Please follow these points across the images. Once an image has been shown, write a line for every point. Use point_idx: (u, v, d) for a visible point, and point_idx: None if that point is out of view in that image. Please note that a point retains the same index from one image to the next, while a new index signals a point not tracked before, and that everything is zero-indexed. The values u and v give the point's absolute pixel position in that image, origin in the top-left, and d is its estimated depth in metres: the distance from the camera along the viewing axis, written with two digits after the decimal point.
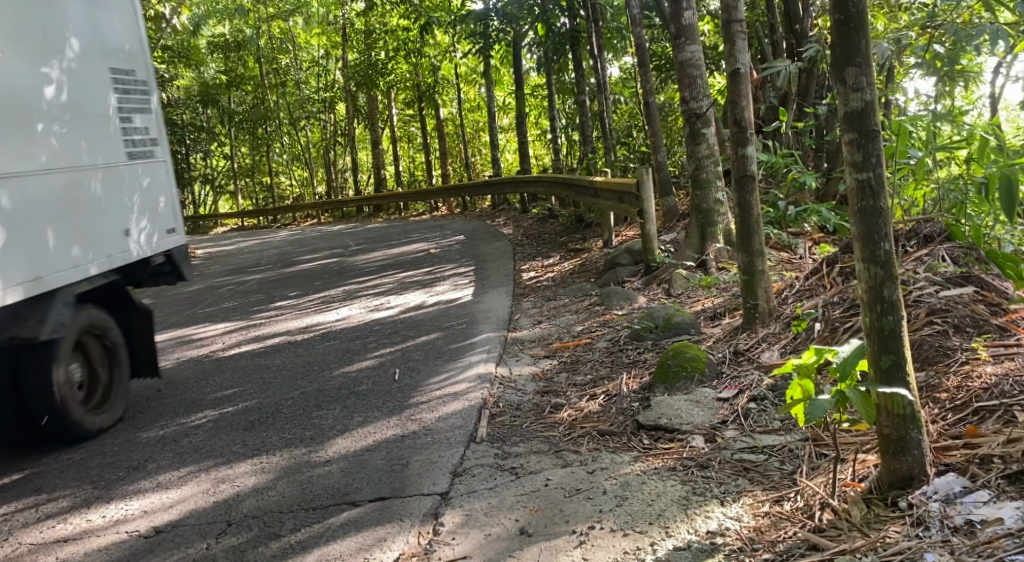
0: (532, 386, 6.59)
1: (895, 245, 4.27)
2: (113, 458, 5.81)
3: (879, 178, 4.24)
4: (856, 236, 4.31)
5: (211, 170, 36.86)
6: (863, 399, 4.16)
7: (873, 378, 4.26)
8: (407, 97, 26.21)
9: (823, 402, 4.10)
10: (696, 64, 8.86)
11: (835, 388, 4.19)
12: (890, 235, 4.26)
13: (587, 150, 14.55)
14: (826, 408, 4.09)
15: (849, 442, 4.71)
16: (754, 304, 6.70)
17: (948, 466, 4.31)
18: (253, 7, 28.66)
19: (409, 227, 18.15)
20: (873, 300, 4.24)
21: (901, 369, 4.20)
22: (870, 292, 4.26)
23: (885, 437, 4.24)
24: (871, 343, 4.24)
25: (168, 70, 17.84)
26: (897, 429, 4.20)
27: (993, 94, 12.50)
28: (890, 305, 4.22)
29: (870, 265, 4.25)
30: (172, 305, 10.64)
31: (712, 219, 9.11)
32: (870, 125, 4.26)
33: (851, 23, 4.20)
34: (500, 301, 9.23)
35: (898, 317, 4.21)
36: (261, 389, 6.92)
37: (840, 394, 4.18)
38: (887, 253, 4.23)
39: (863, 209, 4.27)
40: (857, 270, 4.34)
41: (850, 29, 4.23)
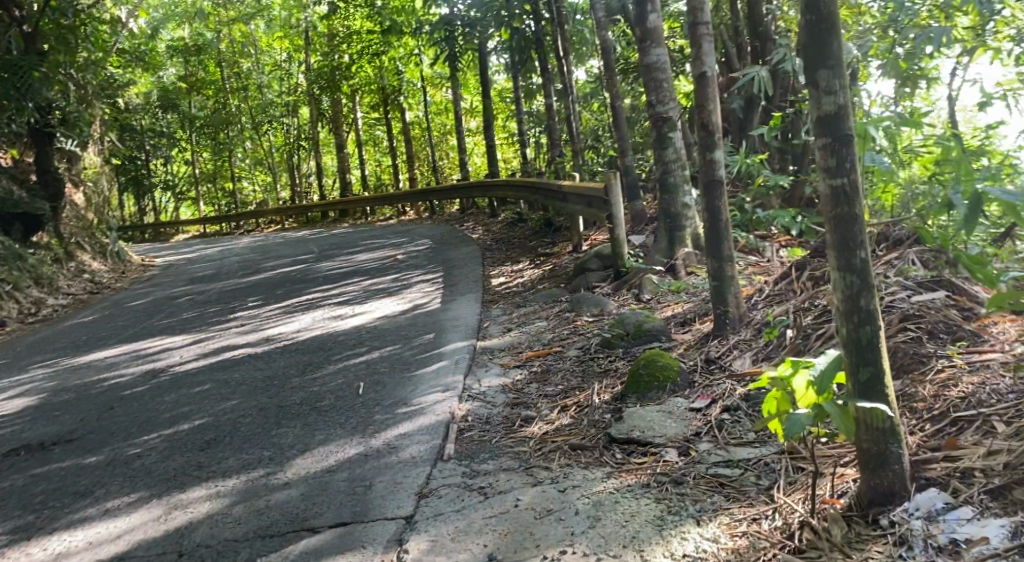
0: (501, 399, 6.47)
1: (871, 253, 4.18)
2: (59, 483, 5.62)
3: (854, 183, 4.14)
4: (830, 244, 4.20)
5: (172, 175, 36.43)
6: (842, 413, 4.01)
7: (851, 391, 4.14)
8: (372, 101, 25.95)
9: (801, 419, 3.97)
10: (662, 68, 8.80)
11: (813, 402, 4.07)
12: (866, 243, 4.16)
13: (555, 153, 14.44)
14: (805, 424, 3.97)
15: (828, 455, 4.61)
16: (724, 310, 6.58)
17: (927, 479, 4.21)
18: (213, 11, 28.27)
19: (375, 232, 17.96)
20: (849, 311, 4.13)
21: (879, 381, 4.10)
22: (846, 302, 4.15)
23: (864, 452, 4.14)
24: (849, 354, 4.13)
25: (125, 74, 17.52)
26: (876, 444, 4.11)
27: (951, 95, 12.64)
28: (867, 315, 4.11)
29: (846, 274, 4.14)
30: (128, 318, 10.35)
31: (680, 223, 9.02)
32: (844, 130, 4.16)
33: (823, 24, 4.10)
34: (467, 308, 9.10)
35: (875, 327, 4.11)
36: (220, 406, 6.81)
37: (818, 408, 4.05)
38: (863, 261, 4.13)
39: (839, 216, 4.16)
40: (832, 280, 4.23)
41: (822, 30, 4.12)
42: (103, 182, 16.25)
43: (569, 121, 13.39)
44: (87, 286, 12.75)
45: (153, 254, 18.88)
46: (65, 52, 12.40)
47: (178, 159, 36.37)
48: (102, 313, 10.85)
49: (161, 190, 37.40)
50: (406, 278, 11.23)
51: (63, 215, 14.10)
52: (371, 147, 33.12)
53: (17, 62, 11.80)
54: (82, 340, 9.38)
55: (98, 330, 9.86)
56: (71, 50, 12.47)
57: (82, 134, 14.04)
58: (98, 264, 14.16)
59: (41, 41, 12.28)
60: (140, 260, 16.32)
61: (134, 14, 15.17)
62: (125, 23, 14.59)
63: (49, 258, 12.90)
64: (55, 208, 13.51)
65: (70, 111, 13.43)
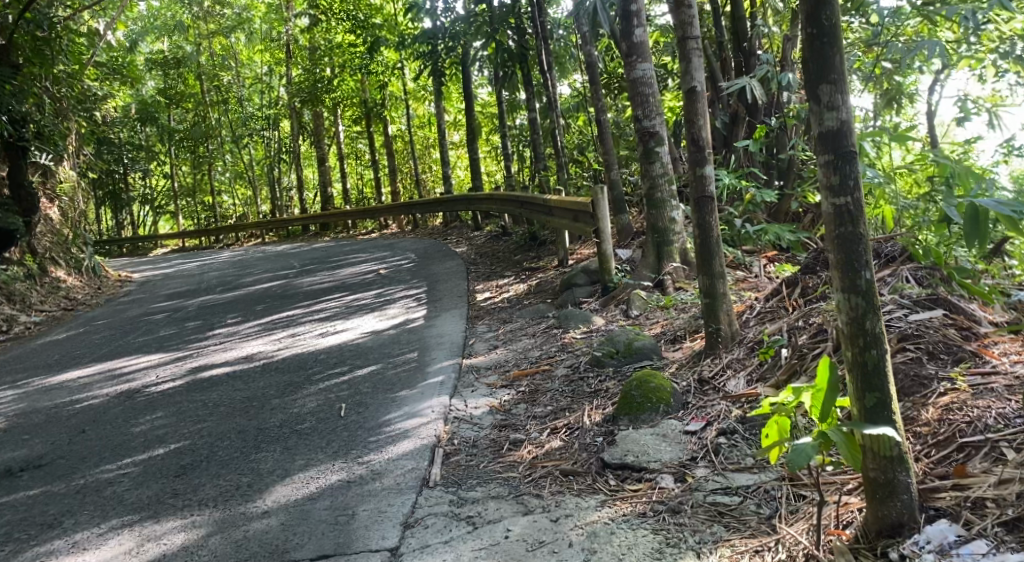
0: (488, 421, 6.32)
1: (875, 274, 4.13)
2: (27, 514, 5.66)
3: (858, 202, 4.10)
4: (834, 264, 4.14)
5: (150, 188, 36.05)
6: (848, 441, 3.98)
7: (857, 417, 4.10)
8: (353, 115, 25.74)
9: (807, 449, 3.90)
10: (648, 82, 8.70)
11: (818, 429, 4.01)
12: (870, 263, 4.12)
13: (539, 167, 14.32)
14: (812, 455, 3.89)
15: (831, 481, 4.54)
16: (716, 328, 6.46)
17: (937, 509, 4.16)
18: (193, 24, 28.00)
19: (358, 246, 17.77)
20: (854, 333, 4.09)
21: (886, 407, 4.06)
22: (852, 325, 4.10)
23: (871, 481, 4.09)
24: (856, 380, 4.09)
25: (102, 87, 17.18)
26: (884, 473, 4.06)
27: (930, 107, 12.68)
28: (873, 338, 4.07)
29: (851, 296, 4.09)
30: (104, 335, 10.17)
31: (668, 238, 8.88)
32: (846, 147, 4.10)
33: (825, 37, 4.05)
34: (453, 324, 8.92)
35: (881, 351, 4.07)
36: (197, 429, 6.62)
37: (823, 436, 4.00)
38: (868, 282, 4.08)
39: (842, 235, 4.11)
40: (836, 301, 4.18)
41: (824, 43, 4.08)
42: (79, 197, 15.83)
43: (554, 135, 13.22)
44: (62, 303, 12.55)
45: (131, 269, 18.65)
46: (40, 65, 12.23)
47: (157, 172, 35.96)
48: (76, 330, 10.61)
49: (139, 203, 36.97)
50: (389, 292, 11.07)
51: (37, 231, 13.70)
52: (353, 160, 32.94)
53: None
54: (55, 359, 9.18)
55: (72, 348, 9.64)
56: (47, 63, 12.30)
57: (56, 148, 13.77)
58: (73, 280, 13.93)
59: (15, 54, 12.06)
60: (118, 275, 16.08)
61: (112, 26, 14.73)
62: (103, 35, 14.28)
63: (22, 274, 12.60)
64: (29, 224, 13.17)
65: (45, 125, 13.33)
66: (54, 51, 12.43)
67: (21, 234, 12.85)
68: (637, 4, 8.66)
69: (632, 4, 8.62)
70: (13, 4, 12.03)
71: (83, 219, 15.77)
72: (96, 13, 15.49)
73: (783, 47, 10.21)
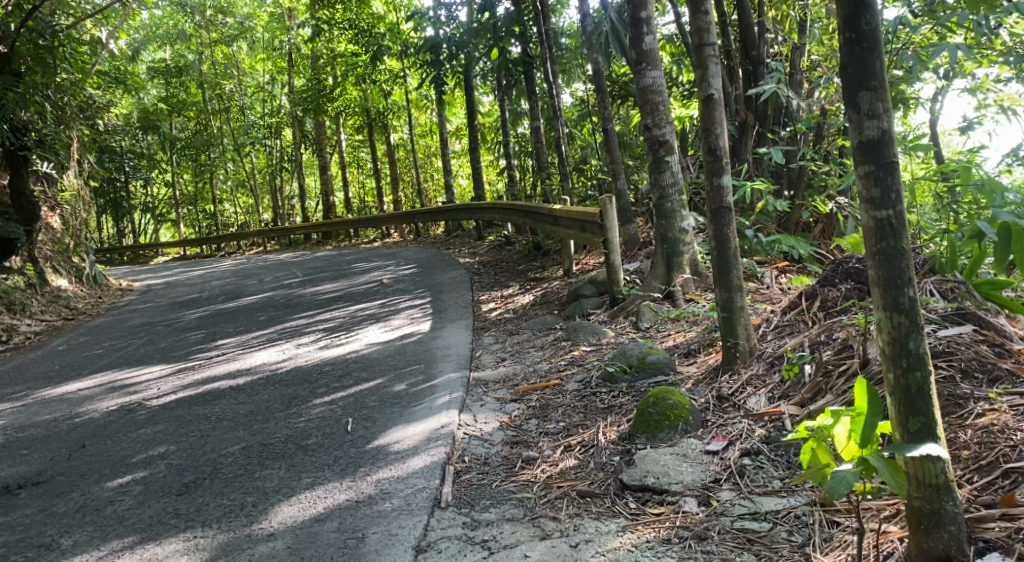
0: (499, 437, 6.16)
1: (918, 292, 4.31)
2: (25, 534, 5.53)
3: (900, 215, 4.28)
4: (877, 281, 4.33)
5: (152, 197, 35.85)
6: (891, 466, 4.15)
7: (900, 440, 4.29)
8: (357, 124, 25.58)
9: (848, 478, 4.07)
10: (658, 90, 8.56)
11: (859, 456, 4.18)
12: (912, 280, 4.30)
13: (543, 176, 14.12)
14: (852, 483, 4.07)
15: (867, 507, 4.63)
16: (733, 343, 6.28)
17: (987, 541, 4.24)
18: (195, 33, 27.88)
19: (361, 255, 17.55)
20: (898, 355, 4.28)
21: (930, 430, 4.24)
22: (895, 345, 4.29)
23: (917, 511, 4.21)
24: (900, 402, 4.28)
25: (104, 95, 16.99)
26: (930, 502, 4.18)
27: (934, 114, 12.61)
28: (916, 360, 4.25)
29: (893, 314, 4.29)
30: (104, 345, 9.97)
31: (678, 249, 8.65)
32: (887, 158, 4.30)
33: (864, 42, 4.25)
34: (459, 335, 8.72)
35: (925, 372, 4.25)
36: (200, 444, 6.47)
37: (865, 462, 4.16)
38: (911, 300, 4.27)
39: (884, 251, 4.30)
40: (878, 320, 4.37)
41: (863, 49, 4.27)
42: (80, 205, 15.68)
43: (558, 144, 13.03)
44: (63, 312, 12.36)
45: (132, 277, 18.47)
46: (43, 72, 12.09)
47: (158, 180, 35.75)
48: (76, 341, 10.41)
49: (139, 211, 36.69)
50: (393, 302, 10.89)
51: (37, 239, 13.55)
52: (355, 169, 32.82)
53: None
54: (54, 370, 8.99)
55: (73, 359, 9.44)
56: (49, 72, 12.18)
57: (57, 156, 13.66)
58: (74, 289, 13.75)
59: (17, 61, 11.93)
60: (119, 284, 15.87)
61: (115, 35, 14.60)
62: (105, 44, 14.16)
63: (23, 283, 12.41)
64: (31, 232, 12.99)
65: (47, 133, 13.18)
66: (56, 59, 12.31)
67: (22, 242, 12.65)
68: (647, 11, 8.51)
69: (642, 11, 8.45)
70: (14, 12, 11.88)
71: (85, 228, 15.61)
72: (99, 22, 15.35)
73: (794, 56, 10.07)
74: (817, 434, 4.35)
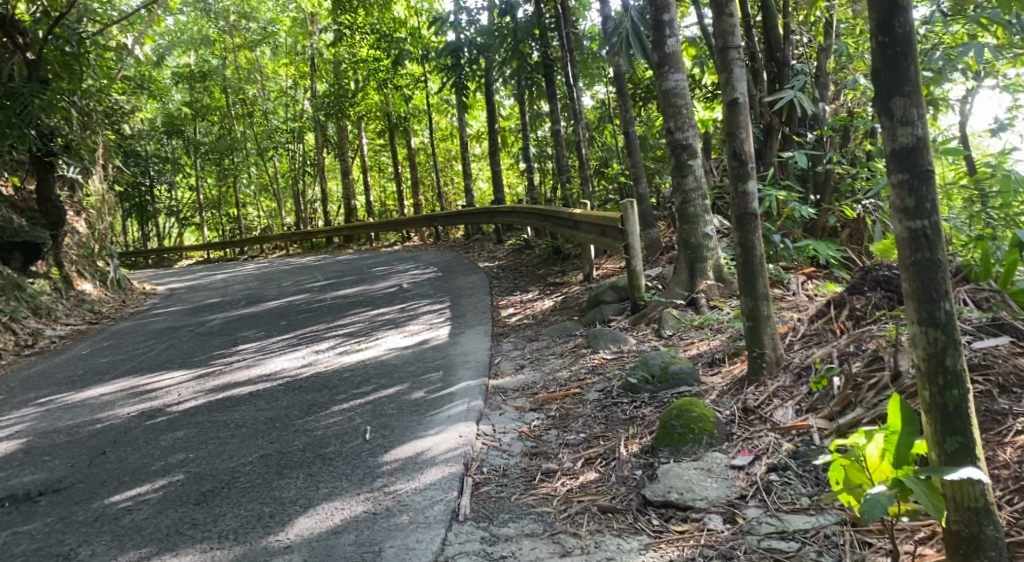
0: (518, 448, 6.05)
1: (954, 305, 4.40)
2: (43, 542, 5.48)
3: (934, 226, 4.38)
4: (912, 294, 4.43)
5: (176, 202, 36.01)
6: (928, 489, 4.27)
7: (938, 461, 4.39)
8: (378, 129, 25.55)
9: (883, 500, 4.21)
10: (681, 93, 8.43)
11: (895, 479, 4.31)
12: (949, 294, 4.39)
13: (564, 180, 14.01)
14: (887, 506, 4.19)
15: (901, 528, 4.65)
16: (759, 353, 6.14)
17: None
18: (219, 38, 28.00)
19: (381, 259, 17.48)
20: (935, 371, 4.38)
21: (968, 451, 4.34)
22: (931, 360, 4.39)
23: (956, 535, 4.30)
24: (937, 423, 4.38)
25: (129, 101, 17.02)
26: (969, 526, 4.27)
27: (962, 117, 12.43)
28: (953, 377, 4.36)
29: (928, 329, 4.38)
30: (127, 350, 9.94)
31: (701, 254, 8.50)
32: (922, 166, 4.38)
33: (899, 46, 4.34)
34: (478, 341, 8.62)
35: (962, 390, 4.35)
36: (217, 452, 6.40)
37: (900, 485, 4.30)
38: (947, 314, 4.36)
39: (918, 263, 4.40)
40: (913, 334, 4.47)
41: (898, 54, 4.36)
42: (106, 209, 15.69)
43: (579, 148, 12.90)
44: (87, 317, 12.34)
45: (156, 281, 18.48)
46: (69, 79, 12.11)
47: (183, 185, 35.89)
48: (99, 345, 10.38)
49: (163, 215, 36.81)
50: (413, 308, 10.79)
51: (64, 244, 13.58)
52: (376, 173, 32.83)
53: (20, 89, 11.46)
54: (77, 375, 8.94)
55: (95, 363, 9.41)
56: (76, 78, 12.21)
57: (83, 161, 13.63)
58: (98, 293, 13.75)
59: (45, 68, 11.98)
60: (143, 288, 15.86)
61: (140, 41, 14.62)
62: (131, 50, 14.20)
63: (48, 287, 12.41)
64: (58, 237, 13.03)
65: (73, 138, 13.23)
66: (83, 66, 12.33)
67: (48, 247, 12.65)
68: (669, 14, 8.38)
69: (665, 14, 8.33)
70: (42, 18, 11.94)
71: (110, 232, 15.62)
72: (125, 28, 15.37)
73: (819, 57, 9.90)
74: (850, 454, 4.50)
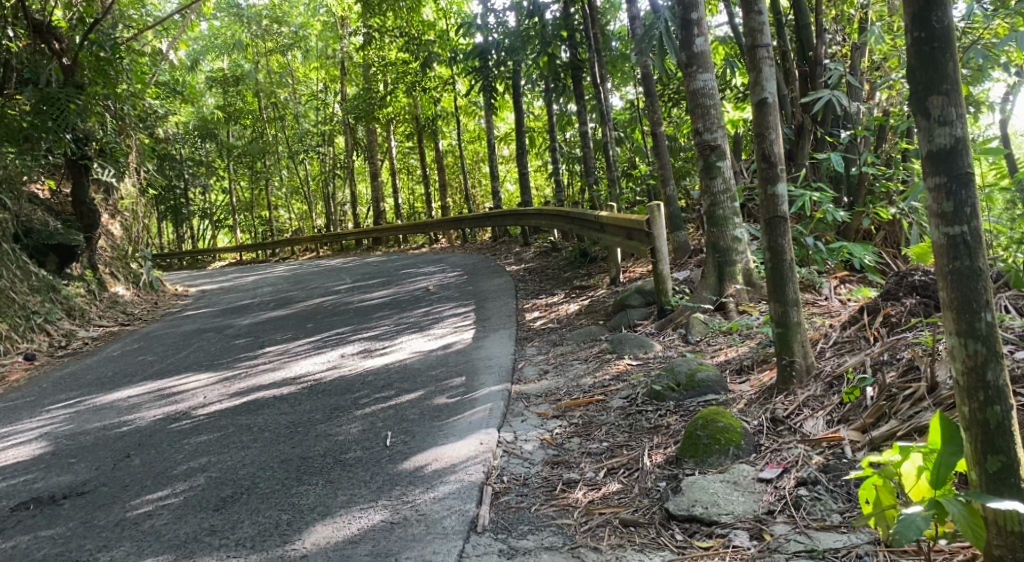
0: (540, 456, 5.89)
1: (995, 315, 4.25)
2: (64, 547, 5.41)
3: (974, 232, 4.20)
4: (950, 303, 4.27)
5: (210, 204, 36.20)
6: (967, 513, 4.16)
7: (978, 482, 4.27)
8: (407, 131, 25.48)
9: (918, 522, 4.12)
10: (710, 93, 8.25)
11: (933, 499, 4.20)
12: (989, 303, 4.23)
13: (591, 181, 13.84)
14: (921, 528, 4.11)
15: (938, 550, 4.50)
16: (790, 360, 5.95)
17: None
18: (252, 41, 28.11)
19: (413, 260, 17.46)
20: (975, 387, 4.24)
21: (1010, 472, 4.22)
22: (972, 374, 4.25)
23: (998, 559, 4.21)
24: (978, 442, 4.26)
25: (163, 105, 17.05)
26: (1011, 550, 4.18)
27: (1002, 117, 12.13)
28: (995, 394, 4.22)
29: (968, 341, 4.23)
30: (155, 351, 9.89)
31: (731, 258, 8.30)
32: (960, 169, 4.20)
33: (935, 42, 4.16)
34: (502, 345, 8.48)
35: (1004, 407, 4.22)
36: (238, 456, 6.30)
37: (938, 506, 4.20)
38: (987, 324, 4.21)
39: (958, 272, 4.23)
40: (952, 346, 4.32)
41: (935, 49, 4.18)
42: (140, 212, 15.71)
43: (606, 150, 12.72)
44: (120, 318, 12.33)
45: (190, 282, 18.53)
46: (105, 84, 12.02)
47: (216, 189, 36.07)
48: (129, 346, 10.36)
49: (197, 218, 37.00)
50: (439, 310, 10.67)
51: (98, 245, 13.63)
52: (405, 174, 32.80)
53: (55, 95, 11.48)
54: (106, 376, 8.90)
55: (126, 364, 9.36)
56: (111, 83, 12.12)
57: (118, 164, 13.64)
58: (131, 296, 13.75)
59: (80, 72, 11.95)
60: (175, 290, 15.87)
61: (174, 46, 14.64)
62: (165, 54, 14.21)
63: (83, 289, 12.42)
64: (91, 239, 13.03)
65: (108, 142, 13.29)
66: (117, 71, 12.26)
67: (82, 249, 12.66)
68: (698, 12, 8.20)
69: (693, 13, 8.14)
70: (77, 25, 11.92)
71: (145, 234, 15.65)
72: (159, 33, 15.42)
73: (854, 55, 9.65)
74: (883, 472, 4.41)
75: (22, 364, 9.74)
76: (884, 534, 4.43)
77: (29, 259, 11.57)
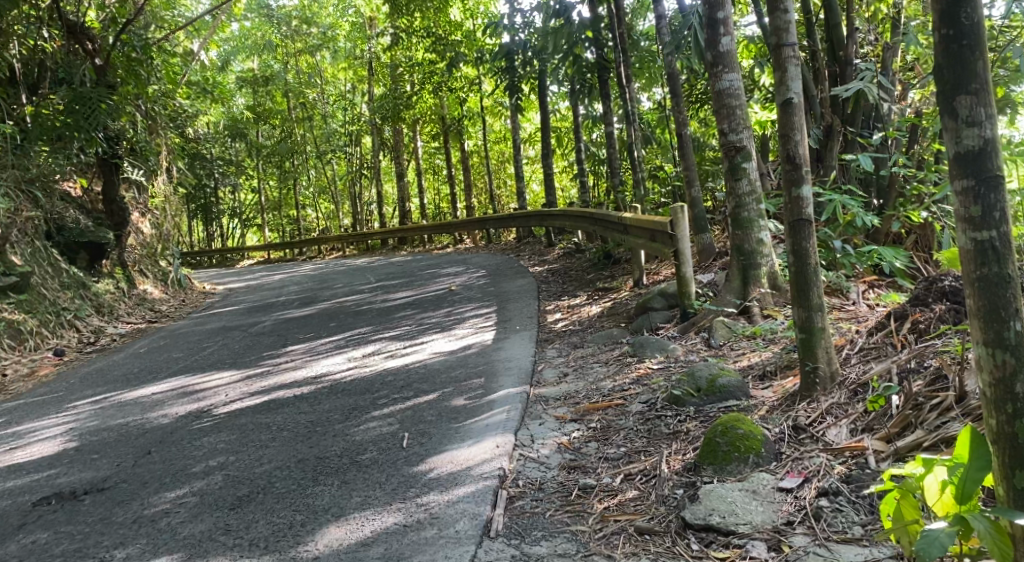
0: (556, 461, 5.80)
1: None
2: (81, 544, 5.37)
3: (1003, 237, 4.08)
4: (977, 311, 4.14)
5: (239, 203, 36.37)
6: (993, 530, 4.03)
7: (1005, 498, 4.14)
8: (433, 131, 25.44)
9: (941, 538, 3.98)
10: (735, 93, 8.11)
11: (958, 515, 4.07)
12: (1018, 311, 4.11)
13: (616, 183, 13.70)
14: (945, 545, 3.97)
15: None
16: (813, 367, 5.83)
17: None
18: (281, 42, 28.18)
19: (438, 260, 17.42)
20: (1003, 398, 4.11)
21: None
22: (1000, 384, 4.11)
23: None
24: (1006, 457, 4.12)
25: (193, 105, 17.08)
26: None
27: None
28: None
29: (996, 350, 4.11)
30: (180, 349, 9.87)
31: (755, 261, 8.16)
32: (988, 172, 4.07)
33: (964, 39, 4.02)
34: (522, 347, 8.38)
35: None
36: (254, 455, 6.25)
37: (962, 522, 4.07)
38: (1016, 333, 4.09)
39: (984, 280, 4.10)
40: (979, 355, 4.20)
41: (963, 47, 4.04)
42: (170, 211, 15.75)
43: (631, 150, 12.59)
44: (147, 315, 12.34)
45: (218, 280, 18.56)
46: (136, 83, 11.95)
47: (245, 188, 36.23)
48: (155, 343, 10.35)
49: (225, 217, 37.16)
50: (461, 311, 10.59)
51: (127, 243, 13.66)
52: (431, 174, 32.79)
53: (88, 94, 11.29)
54: (131, 373, 8.89)
55: (150, 361, 9.35)
56: (141, 82, 12.06)
57: (147, 163, 13.69)
58: (158, 293, 13.76)
59: (112, 72, 11.88)
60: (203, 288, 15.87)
61: (203, 46, 14.66)
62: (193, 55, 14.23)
63: (112, 286, 12.43)
64: (120, 237, 13.05)
65: (137, 141, 13.30)
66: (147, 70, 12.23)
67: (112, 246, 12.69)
68: (724, 11, 8.07)
69: (719, 12, 8.03)
70: (109, 25, 11.92)
71: (174, 232, 15.68)
72: (190, 34, 15.48)
73: (885, 56, 9.48)
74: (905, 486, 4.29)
75: (51, 359, 9.74)
76: (907, 550, 4.30)
77: (58, 256, 11.59)
